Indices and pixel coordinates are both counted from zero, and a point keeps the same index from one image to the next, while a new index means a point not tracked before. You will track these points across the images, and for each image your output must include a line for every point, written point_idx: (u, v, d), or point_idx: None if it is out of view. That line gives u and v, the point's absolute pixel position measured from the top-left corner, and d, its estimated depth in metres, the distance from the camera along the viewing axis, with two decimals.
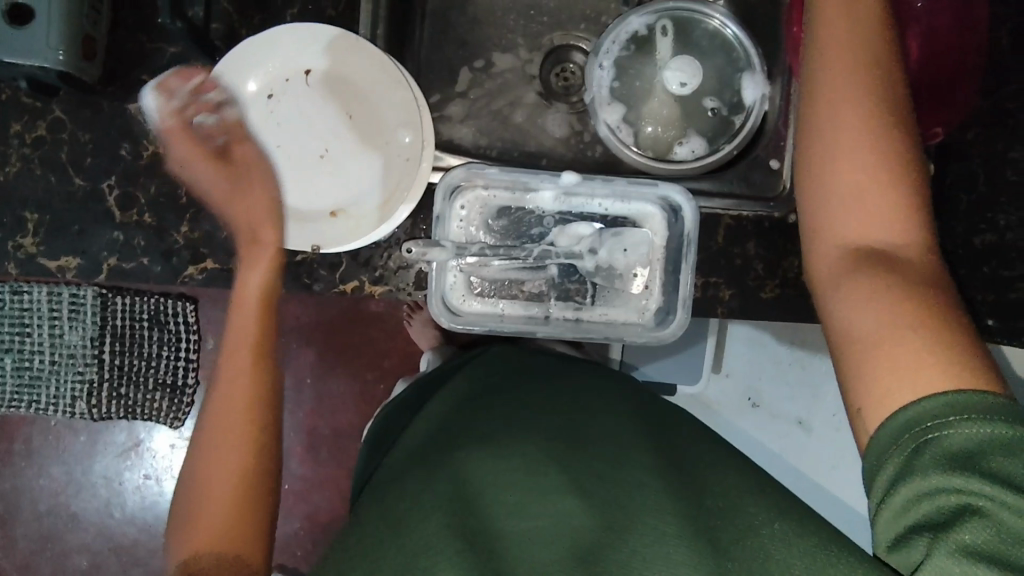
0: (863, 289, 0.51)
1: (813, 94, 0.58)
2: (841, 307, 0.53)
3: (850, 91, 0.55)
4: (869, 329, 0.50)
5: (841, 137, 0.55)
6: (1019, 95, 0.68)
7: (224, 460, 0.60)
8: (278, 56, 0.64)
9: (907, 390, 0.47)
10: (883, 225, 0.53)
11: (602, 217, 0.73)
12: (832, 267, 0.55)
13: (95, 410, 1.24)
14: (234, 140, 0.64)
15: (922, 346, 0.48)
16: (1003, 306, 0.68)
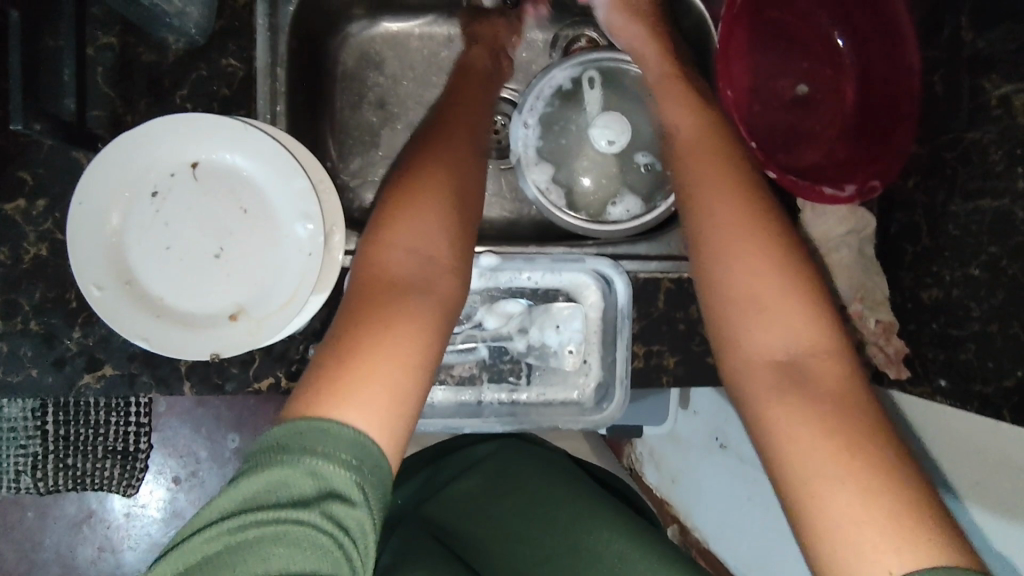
0: (789, 406, 0.50)
1: (698, 204, 0.60)
2: (766, 415, 0.51)
3: (730, 210, 0.58)
4: (794, 432, 0.49)
5: (719, 221, 0.58)
6: (957, 144, 0.63)
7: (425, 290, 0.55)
8: (158, 151, 0.59)
9: (837, 489, 0.45)
10: (798, 338, 0.53)
11: (531, 291, 0.69)
12: (747, 377, 0.54)
13: (38, 485, 1.03)
14: (115, 243, 0.58)
15: (853, 478, 0.45)
16: (953, 366, 0.64)
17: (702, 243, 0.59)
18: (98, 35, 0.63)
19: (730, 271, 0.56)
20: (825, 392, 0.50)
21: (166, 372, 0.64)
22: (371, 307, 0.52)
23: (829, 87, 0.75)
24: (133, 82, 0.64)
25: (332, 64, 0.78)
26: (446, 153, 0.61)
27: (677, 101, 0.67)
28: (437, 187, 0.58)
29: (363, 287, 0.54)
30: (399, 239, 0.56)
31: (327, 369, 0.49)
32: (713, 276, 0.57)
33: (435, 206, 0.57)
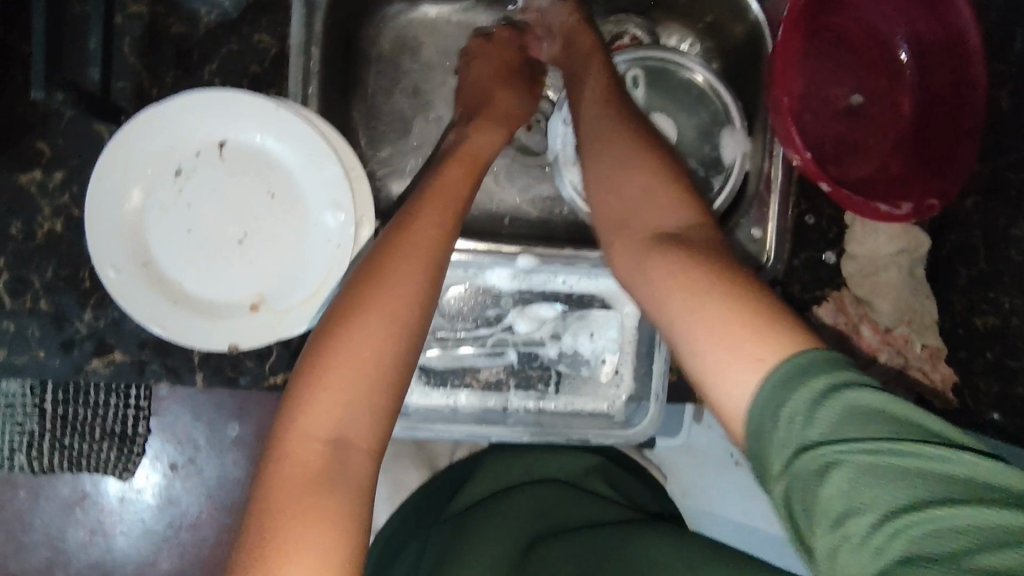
0: (666, 269, 0.48)
1: (605, 155, 0.58)
2: (649, 277, 0.49)
3: (618, 132, 0.58)
4: (673, 286, 0.46)
5: (614, 184, 0.56)
6: (1023, 165, 0.60)
7: (343, 477, 0.45)
8: (184, 127, 0.56)
9: (720, 326, 0.43)
10: (674, 216, 0.52)
11: (566, 295, 0.65)
12: (632, 259, 0.52)
13: (35, 464, 1.02)
14: (133, 221, 0.55)
15: (728, 310, 0.43)
16: (1008, 398, 0.61)
17: (601, 176, 0.57)
18: (127, 1, 0.60)
19: (613, 175, 0.56)
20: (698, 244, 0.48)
21: (177, 362, 0.61)
22: (282, 505, 0.43)
23: (886, 100, 0.71)
24: (161, 53, 0.60)
25: (365, 47, 0.74)
26: (385, 295, 0.50)
27: (623, 130, 0.58)
28: (365, 348, 0.48)
29: (278, 470, 0.45)
30: (318, 409, 0.47)
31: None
32: (619, 230, 0.55)
33: (360, 364, 0.47)
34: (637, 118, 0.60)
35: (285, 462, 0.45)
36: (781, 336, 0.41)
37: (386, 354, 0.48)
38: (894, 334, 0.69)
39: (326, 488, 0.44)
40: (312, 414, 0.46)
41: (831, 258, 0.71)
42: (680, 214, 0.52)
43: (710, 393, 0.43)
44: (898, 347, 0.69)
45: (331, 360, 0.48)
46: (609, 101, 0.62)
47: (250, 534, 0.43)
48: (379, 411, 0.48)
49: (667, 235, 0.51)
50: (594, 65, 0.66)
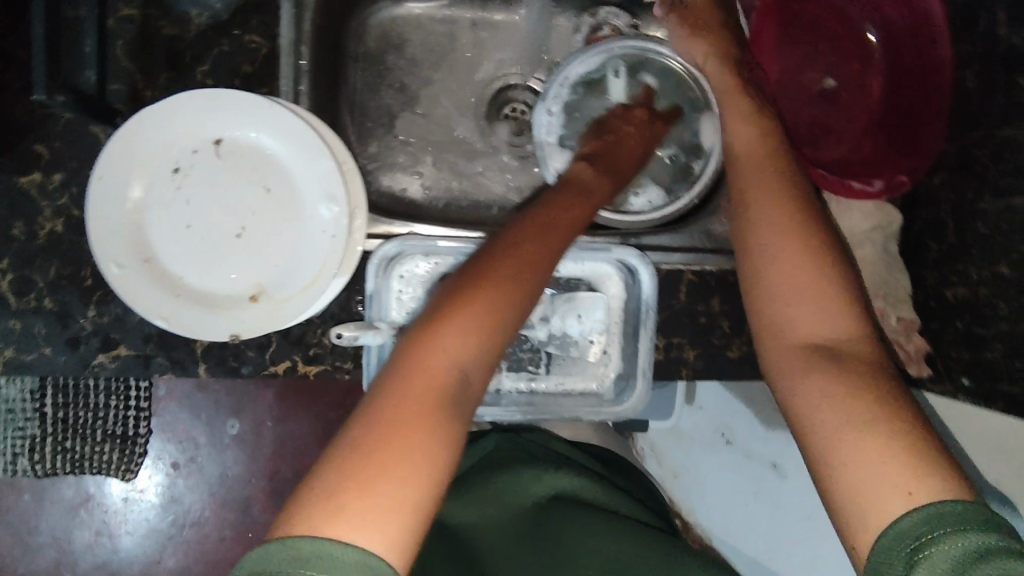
0: (823, 382, 0.50)
1: (767, 241, 0.58)
2: (792, 382, 0.52)
3: (794, 228, 0.58)
4: (826, 398, 0.50)
5: (787, 264, 0.56)
6: (987, 141, 0.62)
7: (455, 414, 0.45)
8: (181, 126, 0.58)
9: (867, 455, 0.46)
10: (841, 330, 0.53)
11: (553, 280, 0.68)
12: (783, 361, 0.54)
13: (38, 467, 1.04)
14: (134, 218, 0.57)
15: (887, 447, 0.46)
16: (977, 365, 0.64)
17: (756, 267, 0.58)
18: (119, 6, 0.61)
19: (761, 242, 0.59)
20: (862, 365, 0.51)
21: (180, 355, 0.63)
22: (394, 425, 0.42)
23: (858, 83, 0.74)
24: (154, 55, 0.62)
25: (352, 45, 0.76)
26: (510, 264, 0.51)
27: (785, 214, 0.59)
28: (499, 298, 0.49)
29: (393, 391, 0.44)
30: (428, 374, 0.45)
31: (321, 497, 0.40)
32: (770, 319, 0.56)
33: (489, 317, 0.48)
34: (807, 203, 0.60)
35: (414, 384, 0.44)
36: (930, 472, 0.44)
37: (484, 352, 0.48)
38: (871, 308, 0.70)
39: (437, 420, 0.44)
40: (454, 346, 0.46)
41: None
42: (844, 326, 0.53)
43: (828, 484, 0.48)
44: (876, 322, 0.70)
45: (441, 337, 0.46)
46: (772, 177, 0.62)
47: (355, 446, 0.42)
48: (489, 364, 0.48)
49: (823, 347, 0.53)
50: (761, 148, 0.65)
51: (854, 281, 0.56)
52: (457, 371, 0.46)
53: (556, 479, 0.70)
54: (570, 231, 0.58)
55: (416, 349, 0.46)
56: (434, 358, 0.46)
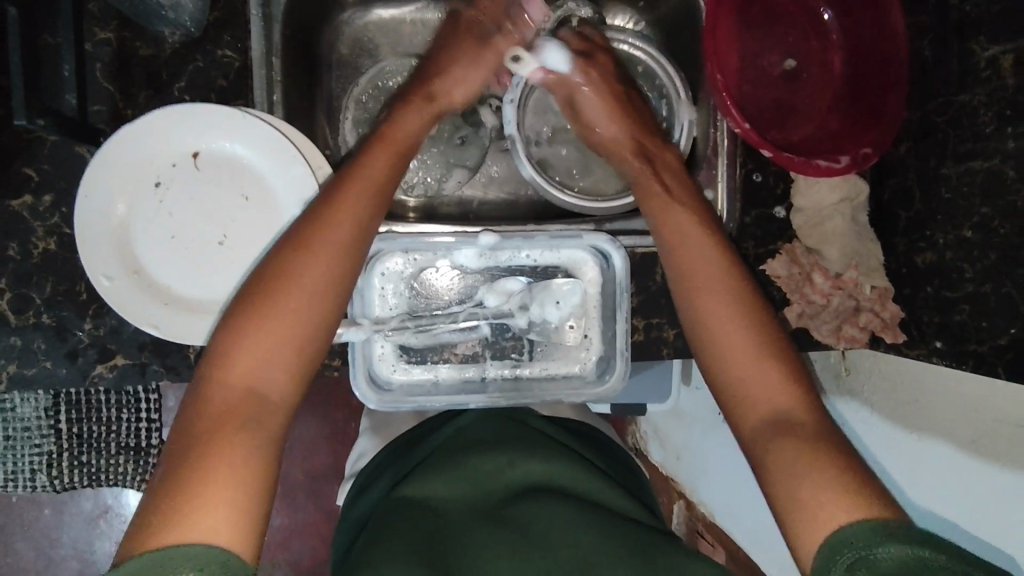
0: (781, 447, 0.53)
1: (703, 306, 0.61)
2: (771, 454, 0.54)
3: (723, 292, 0.61)
4: (796, 471, 0.52)
5: (729, 328, 0.59)
6: (947, 108, 0.64)
7: (267, 416, 0.52)
8: (159, 142, 0.60)
9: (831, 517, 0.49)
10: (784, 399, 0.56)
11: (531, 268, 0.70)
12: (750, 430, 0.56)
13: (57, 483, 1.07)
14: (120, 232, 0.59)
15: (839, 497, 0.49)
16: (949, 328, 0.65)
17: (697, 327, 0.61)
18: (95, 30, 0.63)
19: (705, 304, 0.61)
20: (807, 430, 0.54)
21: (174, 361, 0.66)
22: (204, 432, 0.49)
23: (818, 61, 0.75)
24: (132, 76, 0.65)
25: (325, 52, 0.78)
26: (305, 281, 0.55)
27: (720, 278, 0.61)
28: (287, 322, 0.54)
29: (200, 400, 0.51)
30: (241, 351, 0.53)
31: (167, 492, 0.47)
32: (728, 378, 0.59)
33: (287, 336, 0.53)
34: (732, 258, 0.62)
35: (204, 405, 0.51)
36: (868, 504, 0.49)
37: (289, 313, 0.54)
38: (844, 279, 0.73)
39: (245, 430, 0.50)
40: (241, 364, 0.52)
41: (779, 213, 0.75)
42: (792, 394, 0.56)
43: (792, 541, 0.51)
44: (849, 291, 0.73)
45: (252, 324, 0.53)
46: (703, 243, 0.63)
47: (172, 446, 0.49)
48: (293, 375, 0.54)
49: (781, 418, 0.55)
50: (670, 203, 0.66)
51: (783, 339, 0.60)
52: (252, 386, 0.52)
53: (528, 466, 0.65)
54: (382, 197, 0.62)
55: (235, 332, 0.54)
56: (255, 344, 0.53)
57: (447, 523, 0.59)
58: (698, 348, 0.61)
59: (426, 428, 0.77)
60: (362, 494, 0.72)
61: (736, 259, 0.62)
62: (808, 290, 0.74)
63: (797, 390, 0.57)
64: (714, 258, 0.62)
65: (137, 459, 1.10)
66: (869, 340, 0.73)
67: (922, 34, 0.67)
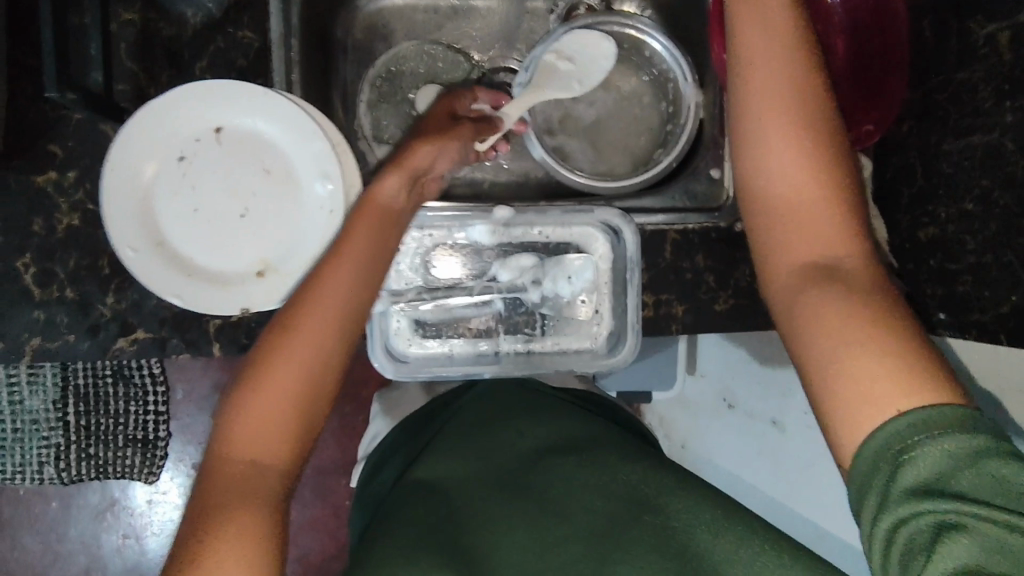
0: (820, 299, 0.47)
1: (750, 125, 0.52)
2: (803, 302, 0.48)
3: (800, 149, 0.50)
4: (828, 317, 0.46)
5: (786, 164, 0.51)
6: (947, 86, 0.66)
7: (263, 488, 0.50)
8: (183, 117, 0.62)
9: (871, 371, 0.43)
10: (828, 240, 0.50)
11: (543, 245, 0.72)
12: (788, 282, 0.50)
13: (65, 475, 1.12)
14: (145, 205, 0.61)
15: (876, 346, 0.44)
16: (952, 299, 0.67)
17: (754, 176, 0.52)
18: (120, 11, 0.65)
19: (761, 130, 0.52)
20: (847, 273, 0.48)
21: (194, 334, 0.68)
22: (206, 511, 0.48)
23: (822, 43, 0.76)
24: (155, 56, 0.66)
25: (339, 38, 0.80)
26: (295, 350, 0.53)
27: (805, 118, 0.50)
28: (284, 390, 0.52)
29: (208, 477, 0.50)
30: (263, 396, 0.52)
31: (193, 540, 0.46)
32: (766, 236, 0.53)
33: (284, 407, 0.52)
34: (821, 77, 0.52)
35: (215, 479, 0.50)
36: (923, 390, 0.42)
37: (306, 356, 0.54)
38: None
39: (245, 503, 0.48)
40: (239, 438, 0.51)
41: None
42: (844, 239, 0.49)
43: (825, 410, 0.45)
44: None
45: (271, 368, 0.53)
46: (773, 33, 0.52)
47: (194, 511, 0.48)
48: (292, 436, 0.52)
49: (826, 265, 0.49)
50: None
51: (852, 189, 0.50)
52: (251, 461, 0.51)
53: (539, 433, 0.67)
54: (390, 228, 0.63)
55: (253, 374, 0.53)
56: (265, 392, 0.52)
57: (462, 503, 0.60)
58: (749, 200, 0.54)
59: (436, 408, 0.79)
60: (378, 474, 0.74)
61: (824, 102, 0.51)
62: None
63: (852, 238, 0.50)
64: (798, 82, 0.51)
65: (146, 449, 1.16)
66: None
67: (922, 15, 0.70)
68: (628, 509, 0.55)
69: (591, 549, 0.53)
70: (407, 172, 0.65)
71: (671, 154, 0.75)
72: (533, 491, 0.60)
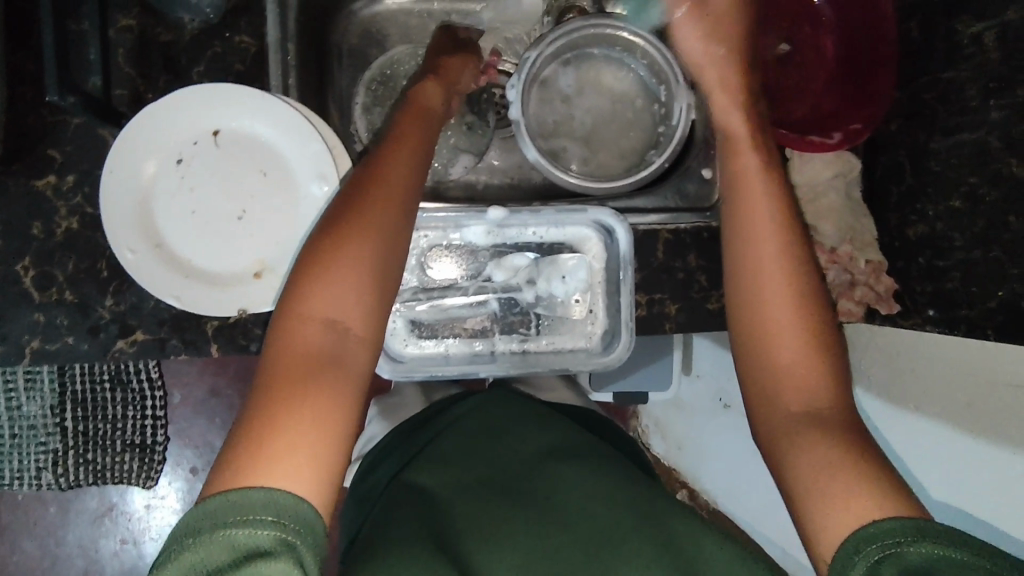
0: (807, 442, 0.54)
1: (743, 275, 0.62)
2: (795, 456, 0.54)
3: (784, 296, 0.59)
4: (819, 464, 0.52)
5: (771, 303, 0.60)
6: (934, 85, 0.67)
7: (343, 359, 0.52)
8: (181, 121, 0.62)
9: (846, 505, 0.49)
10: (813, 388, 0.56)
11: (537, 245, 0.72)
12: (779, 429, 0.57)
13: (63, 480, 1.13)
14: (144, 207, 0.62)
15: (852, 481, 0.50)
16: (941, 296, 0.68)
17: (749, 307, 0.61)
18: (119, 17, 0.66)
19: (756, 274, 0.61)
20: (835, 425, 0.54)
21: (192, 336, 0.68)
22: (283, 374, 0.50)
23: (812, 45, 0.78)
24: (153, 61, 0.67)
25: (334, 43, 0.81)
26: (343, 261, 0.54)
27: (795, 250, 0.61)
28: (340, 293, 0.53)
29: (284, 336, 0.52)
30: (323, 298, 0.53)
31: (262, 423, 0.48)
32: (763, 374, 0.59)
33: (357, 279, 0.54)
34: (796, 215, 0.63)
35: (290, 344, 0.52)
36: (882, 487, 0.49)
37: (362, 262, 0.54)
38: (839, 252, 0.75)
39: (320, 373, 0.51)
40: (314, 305, 0.53)
41: None
42: (827, 390, 0.56)
43: (810, 525, 0.51)
44: (845, 265, 0.75)
45: (328, 268, 0.54)
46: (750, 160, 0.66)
47: (238, 445, 0.47)
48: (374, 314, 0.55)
49: (810, 412, 0.55)
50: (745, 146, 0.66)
51: (833, 342, 0.58)
52: (329, 322, 0.53)
53: (540, 446, 0.67)
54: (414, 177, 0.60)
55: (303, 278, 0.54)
56: (326, 292, 0.53)
57: (459, 508, 0.60)
58: (745, 336, 0.61)
59: (435, 413, 0.79)
60: (369, 475, 0.74)
61: (802, 239, 0.62)
62: None
63: (836, 391, 0.57)
64: (777, 220, 0.62)
65: (143, 455, 1.16)
66: (864, 314, 0.75)
67: (909, 16, 0.71)
68: (631, 518, 0.56)
69: (593, 551, 0.54)
70: (443, 78, 0.72)
71: (664, 155, 0.75)
72: (534, 500, 0.60)
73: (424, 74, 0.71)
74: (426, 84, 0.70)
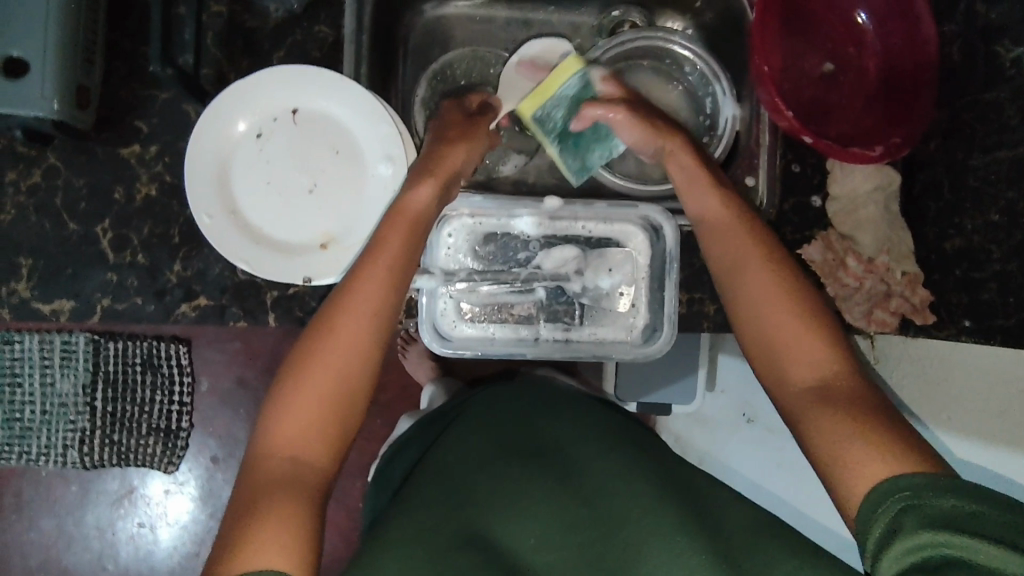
0: (818, 415, 0.52)
1: (716, 234, 0.64)
2: (810, 434, 0.53)
3: (756, 266, 0.60)
4: (829, 432, 0.51)
5: (747, 268, 0.61)
6: (974, 106, 0.70)
7: (303, 482, 0.52)
8: (264, 98, 0.67)
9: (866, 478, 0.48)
10: (819, 365, 0.55)
11: (585, 239, 0.76)
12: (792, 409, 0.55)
13: (88, 459, 1.15)
14: (224, 177, 0.66)
15: (870, 442, 0.49)
16: (976, 307, 0.69)
17: (729, 285, 0.62)
18: (210, 3, 0.71)
19: (719, 243, 0.63)
20: (845, 393, 0.53)
21: (253, 305, 0.71)
22: (258, 487, 0.51)
23: (855, 66, 0.81)
24: (238, 44, 0.72)
25: (400, 42, 0.86)
26: (328, 353, 0.56)
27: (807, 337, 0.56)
28: (322, 385, 0.55)
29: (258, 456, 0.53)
30: (310, 382, 0.55)
31: (239, 537, 0.48)
32: (770, 363, 0.58)
33: (318, 414, 0.54)
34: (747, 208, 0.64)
35: (256, 475, 0.52)
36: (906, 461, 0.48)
37: (343, 355, 0.56)
38: (877, 263, 0.77)
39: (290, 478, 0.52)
40: (284, 438, 0.53)
41: (815, 202, 0.81)
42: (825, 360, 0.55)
43: (835, 484, 0.50)
44: (881, 275, 0.77)
45: (315, 359, 0.56)
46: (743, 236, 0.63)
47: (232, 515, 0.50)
48: (347, 390, 0.56)
49: (818, 384, 0.54)
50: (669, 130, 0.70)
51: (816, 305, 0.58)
52: (292, 459, 0.53)
53: (577, 434, 0.66)
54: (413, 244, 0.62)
55: (295, 366, 0.56)
56: (311, 383, 0.55)
57: (477, 484, 0.59)
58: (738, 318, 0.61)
59: (461, 402, 0.80)
60: (398, 454, 0.77)
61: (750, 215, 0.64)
62: (841, 273, 0.78)
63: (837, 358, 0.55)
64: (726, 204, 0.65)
65: (166, 438, 1.16)
66: (898, 324, 0.76)
67: (951, 41, 0.74)
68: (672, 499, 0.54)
69: (629, 537, 0.52)
70: (442, 179, 0.65)
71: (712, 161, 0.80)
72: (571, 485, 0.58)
73: (416, 173, 0.64)
74: (415, 183, 0.63)
